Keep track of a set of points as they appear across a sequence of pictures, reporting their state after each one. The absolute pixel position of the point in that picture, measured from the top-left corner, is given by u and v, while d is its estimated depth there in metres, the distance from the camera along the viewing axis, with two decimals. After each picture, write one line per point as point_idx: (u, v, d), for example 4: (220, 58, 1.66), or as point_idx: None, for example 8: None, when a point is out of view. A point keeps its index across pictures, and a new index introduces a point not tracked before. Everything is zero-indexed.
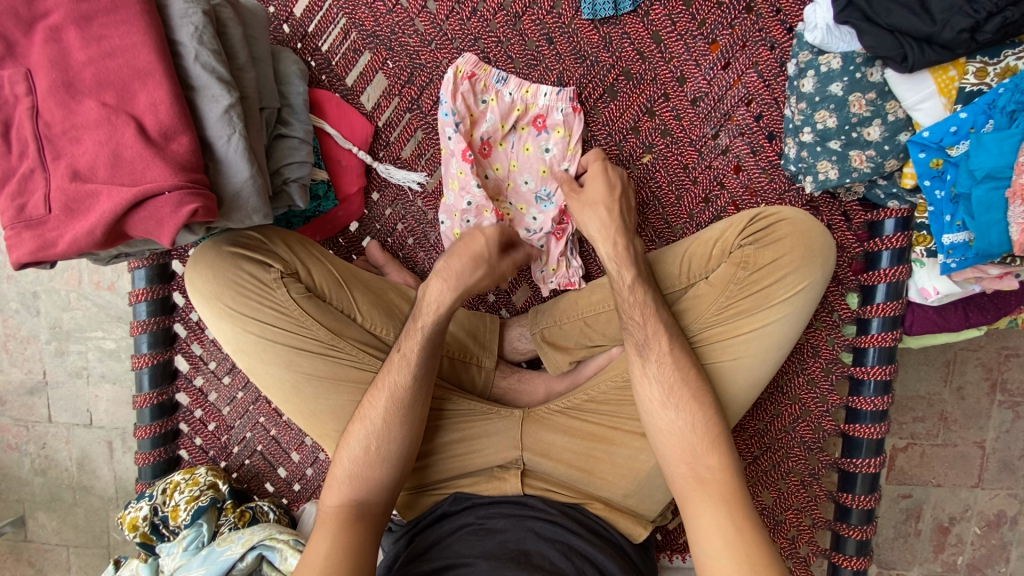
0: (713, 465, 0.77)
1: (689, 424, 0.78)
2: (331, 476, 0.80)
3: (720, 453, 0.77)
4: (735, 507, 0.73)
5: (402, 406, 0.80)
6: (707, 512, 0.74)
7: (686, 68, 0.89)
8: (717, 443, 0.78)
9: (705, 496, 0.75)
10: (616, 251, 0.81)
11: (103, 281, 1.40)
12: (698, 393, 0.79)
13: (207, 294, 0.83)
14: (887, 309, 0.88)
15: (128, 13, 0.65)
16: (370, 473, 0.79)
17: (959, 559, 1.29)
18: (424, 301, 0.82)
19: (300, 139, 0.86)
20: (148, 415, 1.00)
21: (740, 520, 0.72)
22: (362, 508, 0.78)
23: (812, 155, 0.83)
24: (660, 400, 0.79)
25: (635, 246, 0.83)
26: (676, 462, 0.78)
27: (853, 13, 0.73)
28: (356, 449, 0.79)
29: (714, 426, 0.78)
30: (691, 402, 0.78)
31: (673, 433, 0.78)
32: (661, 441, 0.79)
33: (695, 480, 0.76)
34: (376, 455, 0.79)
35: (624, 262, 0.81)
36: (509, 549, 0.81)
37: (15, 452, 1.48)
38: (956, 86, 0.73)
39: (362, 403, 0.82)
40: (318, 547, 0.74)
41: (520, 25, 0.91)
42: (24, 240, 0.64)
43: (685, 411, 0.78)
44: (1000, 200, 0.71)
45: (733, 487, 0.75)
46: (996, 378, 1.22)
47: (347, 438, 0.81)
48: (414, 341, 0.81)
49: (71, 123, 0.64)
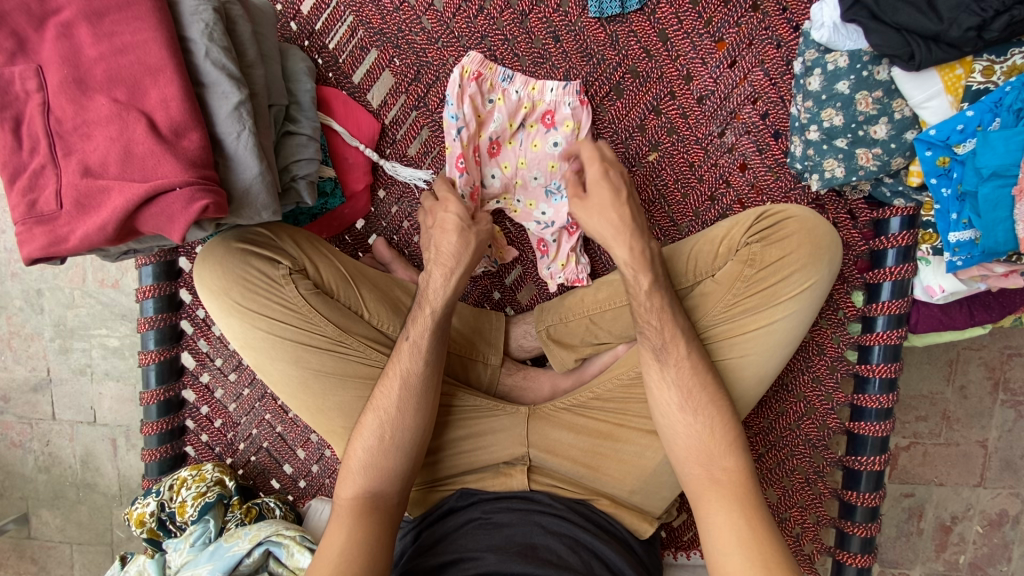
0: (730, 467, 0.77)
1: (708, 428, 0.78)
2: (344, 468, 0.80)
3: (738, 455, 0.78)
4: (748, 506, 0.74)
5: (410, 402, 0.80)
6: (719, 510, 0.74)
7: (692, 67, 0.89)
8: (734, 446, 0.78)
9: (717, 494, 0.75)
10: (633, 256, 0.79)
11: (106, 278, 1.40)
12: (718, 397, 0.79)
13: (216, 290, 0.84)
14: (892, 308, 0.89)
15: (140, 10, 0.65)
16: (380, 470, 0.79)
17: (961, 558, 1.29)
18: (427, 285, 0.83)
19: (308, 136, 0.86)
20: (155, 412, 1.01)
21: (753, 519, 0.73)
22: (375, 500, 0.78)
23: (819, 154, 0.84)
24: (679, 406, 0.79)
25: (651, 248, 0.81)
26: (691, 464, 0.78)
27: (860, 11, 0.73)
28: (369, 441, 0.79)
29: (731, 431, 0.78)
30: (710, 407, 0.79)
31: (690, 437, 0.78)
32: (677, 444, 0.79)
33: (710, 481, 0.76)
34: (393, 443, 0.79)
35: (640, 267, 0.79)
36: (516, 543, 0.82)
37: (18, 450, 1.48)
38: (962, 84, 0.74)
39: (374, 395, 0.82)
40: (332, 539, 0.75)
41: (526, 23, 0.91)
42: (35, 235, 0.64)
43: (705, 416, 0.78)
44: (1007, 199, 0.71)
45: (746, 487, 0.75)
46: (999, 377, 1.22)
47: (359, 430, 0.81)
48: (422, 326, 0.82)
49: (82, 119, 0.64)
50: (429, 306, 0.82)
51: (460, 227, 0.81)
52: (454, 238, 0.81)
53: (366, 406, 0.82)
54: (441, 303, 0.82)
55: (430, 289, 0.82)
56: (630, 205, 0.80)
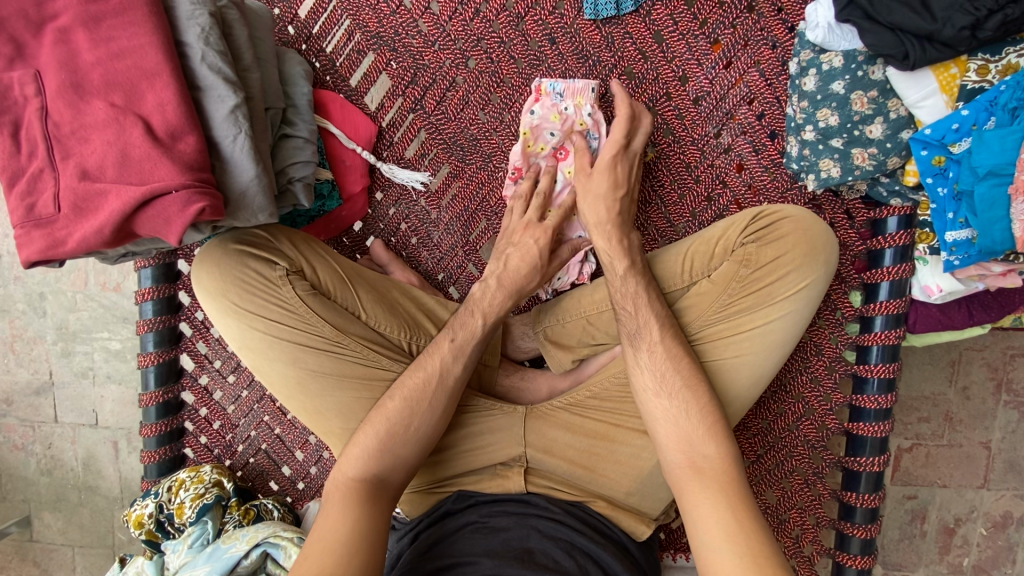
0: (711, 454, 0.75)
1: (684, 411, 0.78)
2: (353, 447, 0.79)
3: (721, 444, 0.76)
4: (734, 497, 0.71)
5: (425, 393, 0.81)
6: (704, 503, 0.72)
7: (688, 68, 0.89)
8: (718, 434, 0.76)
9: (702, 486, 0.73)
10: (610, 245, 0.84)
11: (109, 282, 1.41)
12: (692, 382, 0.79)
13: (214, 291, 0.84)
14: (891, 307, 0.88)
15: (136, 15, 0.66)
16: (400, 453, 0.79)
17: (965, 561, 1.28)
18: (481, 293, 0.86)
19: (305, 139, 0.86)
20: (154, 414, 1.01)
21: (739, 510, 0.70)
22: (379, 485, 0.77)
23: (815, 154, 0.83)
24: (664, 387, 0.79)
25: (631, 239, 0.85)
26: (673, 451, 0.77)
27: (854, 12, 0.73)
28: (379, 428, 0.79)
29: (711, 414, 0.77)
30: (684, 390, 0.78)
31: (667, 421, 0.78)
32: (659, 428, 0.79)
33: (693, 470, 0.75)
34: (415, 435, 0.80)
35: (616, 254, 0.83)
36: (512, 547, 0.81)
37: (21, 452, 1.49)
38: (957, 83, 0.73)
39: (401, 379, 0.82)
40: (343, 514, 0.73)
41: (522, 25, 0.91)
42: (33, 238, 0.65)
43: (680, 397, 0.78)
44: (1003, 197, 0.71)
45: (730, 476, 0.73)
46: (1002, 378, 1.21)
47: (381, 410, 0.80)
48: (470, 333, 0.84)
49: (80, 123, 0.64)
50: (480, 315, 0.84)
51: (535, 264, 0.86)
52: (523, 269, 0.86)
53: (394, 389, 0.82)
54: (493, 317, 0.84)
55: (483, 296, 0.86)
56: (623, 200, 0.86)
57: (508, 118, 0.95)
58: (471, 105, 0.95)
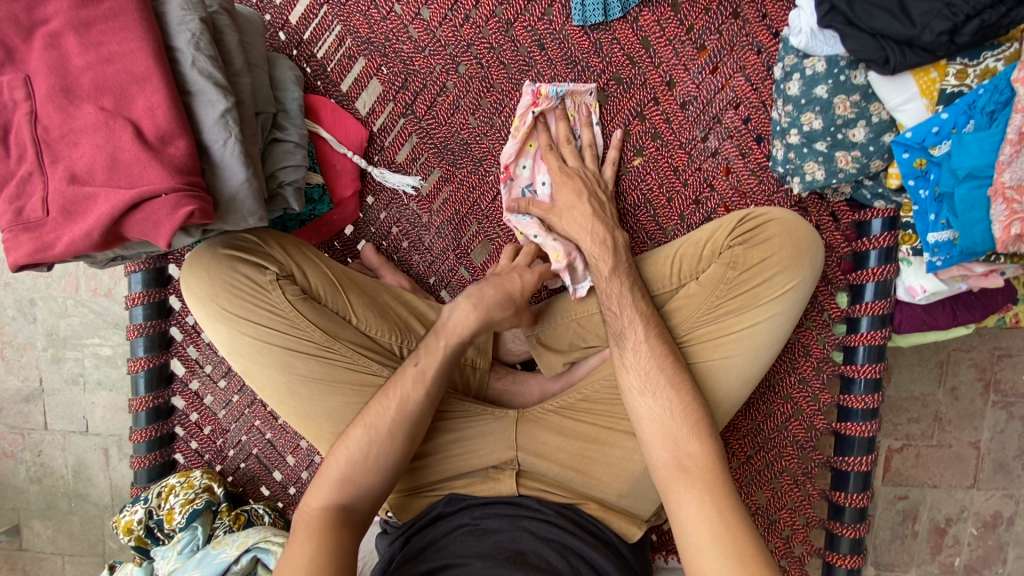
0: (696, 453, 0.76)
1: (669, 410, 0.78)
2: (322, 475, 0.80)
3: (706, 443, 0.77)
4: (720, 497, 0.72)
5: (397, 399, 0.81)
6: (689, 502, 0.72)
7: (675, 73, 0.91)
8: (703, 434, 0.77)
9: (687, 485, 0.73)
10: (599, 246, 0.85)
11: (100, 287, 1.41)
12: (677, 382, 0.79)
13: (203, 296, 0.84)
14: (876, 308, 0.89)
15: (127, 20, 0.67)
16: (377, 465, 0.79)
17: (956, 560, 1.29)
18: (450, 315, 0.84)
19: (294, 143, 0.87)
20: (144, 419, 1.01)
21: (724, 509, 0.71)
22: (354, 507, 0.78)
23: (800, 156, 0.85)
24: (652, 389, 0.79)
25: (616, 238, 0.86)
26: (658, 448, 0.77)
27: (836, 18, 0.75)
28: (350, 447, 0.80)
29: (697, 414, 0.78)
30: (668, 389, 0.79)
31: (653, 420, 0.78)
32: (645, 429, 0.79)
33: (677, 468, 0.75)
34: (374, 455, 0.79)
35: (603, 254, 0.84)
36: (504, 549, 0.82)
37: (10, 460, 1.48)
38: (937, 87, 0.75)
39: (376, 395, 0.82)
40: (301, 550, 0.73)
41: (511, 31, 0.92)
42: (22, 242, 0.66)
43: (663, 396, 0.79)
44: (983, 199, 0.72)
45: (715, 475, 0.74)
46: (990, 378, 1.23)
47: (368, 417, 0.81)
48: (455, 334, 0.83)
49: (69, 127, 0.65)
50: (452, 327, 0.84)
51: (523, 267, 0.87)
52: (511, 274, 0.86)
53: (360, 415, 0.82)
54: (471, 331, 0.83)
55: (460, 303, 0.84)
56: (593, 204, 0.88)
57: (498, 122, 0.95)
58: (461, 110, 0.96)
